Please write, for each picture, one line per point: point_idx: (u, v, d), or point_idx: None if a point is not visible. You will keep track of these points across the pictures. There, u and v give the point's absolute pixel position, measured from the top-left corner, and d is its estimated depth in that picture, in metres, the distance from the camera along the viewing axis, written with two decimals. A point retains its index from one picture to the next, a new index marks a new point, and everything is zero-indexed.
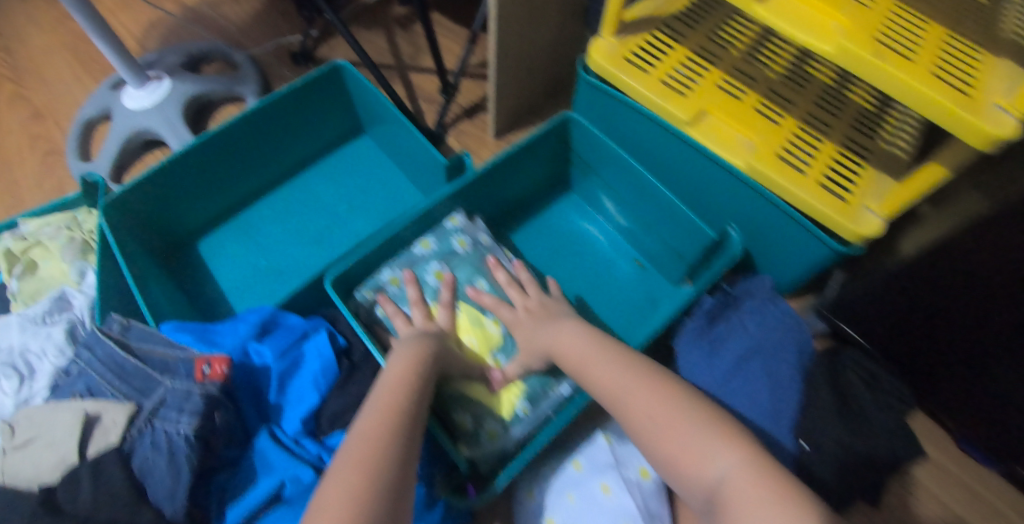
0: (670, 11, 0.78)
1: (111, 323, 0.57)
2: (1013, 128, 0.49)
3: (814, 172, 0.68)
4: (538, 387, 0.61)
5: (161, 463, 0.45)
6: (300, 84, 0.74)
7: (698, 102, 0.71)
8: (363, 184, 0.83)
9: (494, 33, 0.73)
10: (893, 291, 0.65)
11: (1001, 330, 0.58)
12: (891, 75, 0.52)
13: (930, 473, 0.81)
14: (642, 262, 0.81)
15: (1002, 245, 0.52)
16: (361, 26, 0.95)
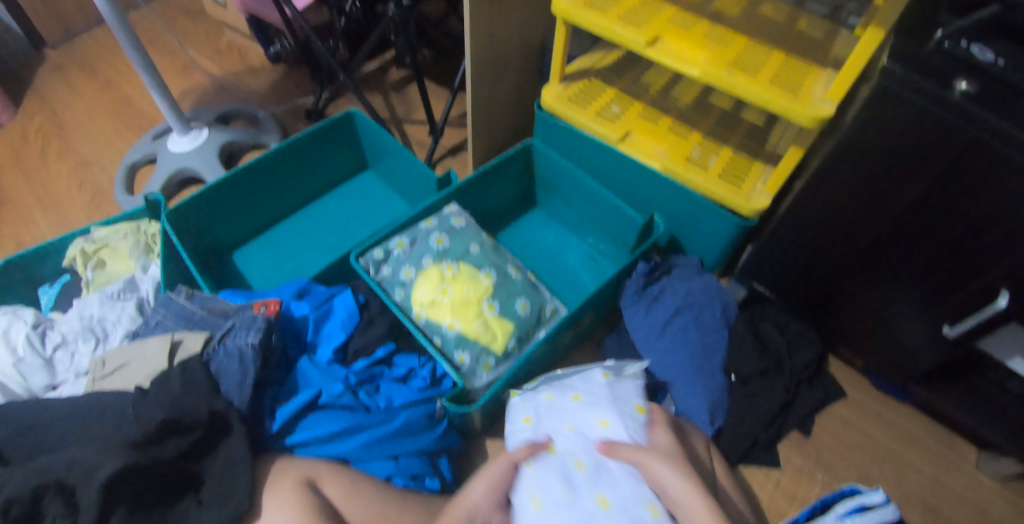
0: (602, 65, 1.04)
1: (178, 293, 0.72)
2: (827, 111, 0.72)
3: (716, 169, 0.90)
4: (524, 330, 0.75)
5: (233, 365, 0.60)
6: (319, 126, 0.95)
7: (626, 126, 0.95)
8: (369, 205, 1.02)
9: (471, 81, 0.97)
10: (783, 240, 0.84)
11: (860, 252, 0.77)
12: (742, 85, 0.76)
13: (859, 413, 0.93)
14: (595, 256, 0.99)
15: (845, 186, 0.72)
16: (363, 89, 1.19)
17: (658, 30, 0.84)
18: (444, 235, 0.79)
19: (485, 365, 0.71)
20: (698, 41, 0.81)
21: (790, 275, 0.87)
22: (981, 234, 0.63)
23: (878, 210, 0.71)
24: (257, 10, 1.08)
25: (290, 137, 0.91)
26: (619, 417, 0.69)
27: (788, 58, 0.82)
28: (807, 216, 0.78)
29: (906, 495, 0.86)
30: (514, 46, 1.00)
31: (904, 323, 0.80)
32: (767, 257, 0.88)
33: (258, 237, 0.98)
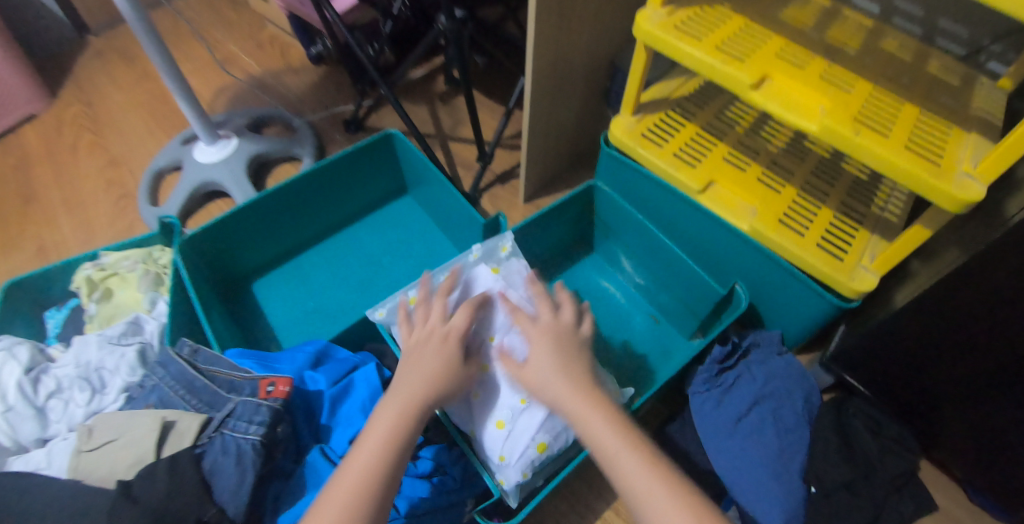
0: (680, 94, 0.90)
1: (182, 346, 0.65)
2: (978, 193, 0.58)
3: (813, 235, 0.77)
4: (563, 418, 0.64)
5: (229, 464, 0.51)
6: (356, 148, 0.85)
7: (707, 172, 0.81)
8: (405, 236, 0.92)
9: (528, 106, 0.84)
10: (884, 337, 0.70)
11: (993, 371, 0.62)
12: (871, 148, 0.62)
13: None
14: (658, 317, 0.91)
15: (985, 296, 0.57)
16: (407, 100, 1.08)
17: (764, 68, 0.70)
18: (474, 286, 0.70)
19: (523, 472, 0.59)
20: (817, 88, 0.67)
21: (894, 372, 0.72)
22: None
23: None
24: (298, 8, 0.98)
25: (323, 160, 0.81)
26: None
27: (924, 111, 0.67)
28: (936, 312, 0.62)
29: None
30: (580, 66, 0.87)
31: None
32: (866, 348, 0.73)
33: (283, 265, 0.89)
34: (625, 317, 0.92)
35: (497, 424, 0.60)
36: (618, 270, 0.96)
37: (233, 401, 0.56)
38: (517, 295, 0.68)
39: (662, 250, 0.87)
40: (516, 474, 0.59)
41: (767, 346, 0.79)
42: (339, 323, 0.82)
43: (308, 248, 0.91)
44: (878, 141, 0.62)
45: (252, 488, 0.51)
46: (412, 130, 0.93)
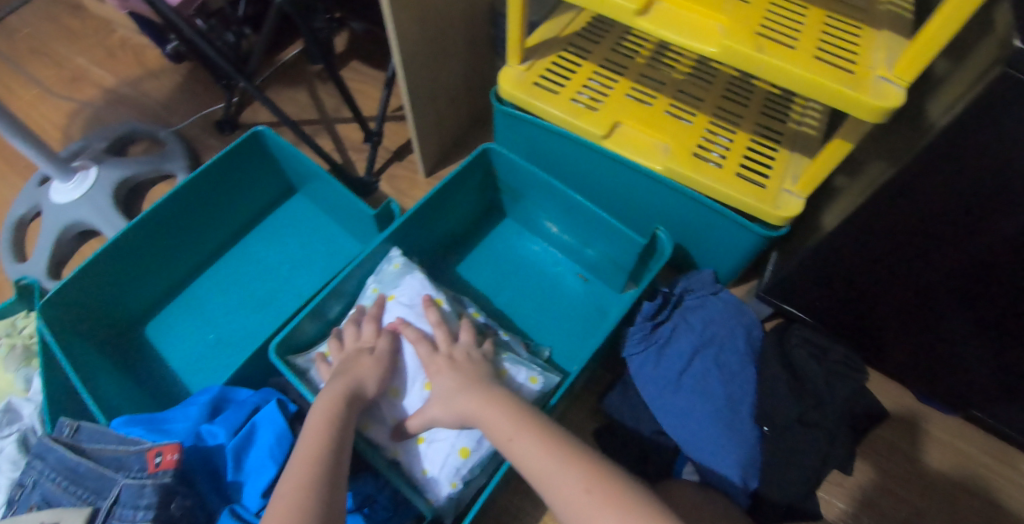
0: (572, 31, 0.83)
1: (59, 429, 0.58)
2: (898, 97, 0.56)
3: (731, 164, 0.73)
4: None
5: None
6: (222, 155, 0.75)
7: (611, 114, 0.75)
8: (304, 241, 0.84)
9: (404, 78, 0.74)
10: (819, 265, 0.70)
11: (931, 281, 0.64)
12: (780, 65, 0.58)
13: (898, 433, 0.84)
14: (586, 275, 0.81)
15: (923, 214, 0.57)
16: (282, 84, 0.98)
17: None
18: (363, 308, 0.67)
19: (451, 481, 0.57)
20: (712, 3, 0.61)
21: (833, 287, 0.72)
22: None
23: (978, 233, 0.55)
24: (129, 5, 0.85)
25: (188, 177, 0.72)
26: None
27: (830, 14, 0.65)
28: (867, 235, 0.63)
29: None
30: (458, 19, 0.78)
31: (980, 340, 0.66)
32: (801, 268, 0.72)
33: (176, 299, 0.81)
34: (550, 283, 0.81)
35: (417, 439, 0.59)
36: (534, 230, 0.84)
37: (118, 485, 0.52)
38: (413, 312, 0.65)
39: (574, 207, 0.76)
40: (444, 485, 0.57)
41: (701, 288, 0.76)
42: (246, 351, 0.76)
43: (199, 274, 0.83)
44: (784, 56, 0.58)
45: None
46: (285, 120, 0.83)
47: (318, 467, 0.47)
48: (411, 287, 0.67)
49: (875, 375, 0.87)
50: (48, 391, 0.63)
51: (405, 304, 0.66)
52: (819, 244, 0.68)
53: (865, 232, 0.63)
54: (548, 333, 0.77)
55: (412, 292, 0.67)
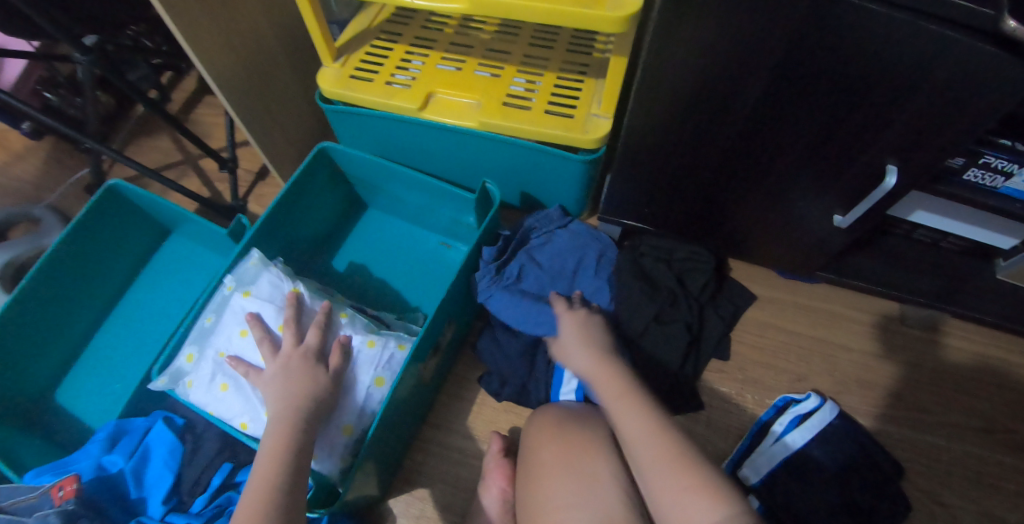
0: (382, 20, 0.90)
1: None
2: (631, 6, 0.63)
3: (540, 103, 0.80)
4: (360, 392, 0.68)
5: None
6: (83, 217, 0.78)
7: (424, 87, 0.82)
8: (189, 277, 0.89)
9: (226, 102, 0.80)
10: (632, 172, 0.75)
11: (722, 158, 0.68)
12: (525, 5, 0.65)
13: (769, 309, 0.91)
14: (448, 242, 0.91)
15: (688, 101, 0.62)
16: (140, 135, 1.01)
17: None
18: (215, 311, 0.70)
19: (344, 458, 0.66)
20: None
21: (658, 204, 0.79)
22: (851, 108, 0.57)
23: (731, 97, 0.60)
24: None
25: (55, 244, 0.75)
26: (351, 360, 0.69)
27: None
28: (656, 132, 0.68)
29: (842, 380, 0.87)
30: (267, 39, 0.85)
31: (787, 212, 0.74)
32: (630, 196, 0.80)
33: (77, 363, 0.84)
34: (422, 260, 0.90)
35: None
36: (395, 215, 0.93)
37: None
38: (274, 308, 0.69)
39: (424, 187, 0.85)
40: (338, 462, 0.65)
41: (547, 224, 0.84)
42: None
43: (95, 334, 0.86)
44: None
45: None
46: (140, 168, 0.88)
47: (272, 481, 0.54)
48: (273, 283, 0.71)
49: (739, 263, 0.95)
50: None
51: (265, 299, 0.70)
52: (624, 151, 0.72)
53: (651, 131, 0.68)
54: (420, 299, 0.87)
55: (274, 288, 0.71)
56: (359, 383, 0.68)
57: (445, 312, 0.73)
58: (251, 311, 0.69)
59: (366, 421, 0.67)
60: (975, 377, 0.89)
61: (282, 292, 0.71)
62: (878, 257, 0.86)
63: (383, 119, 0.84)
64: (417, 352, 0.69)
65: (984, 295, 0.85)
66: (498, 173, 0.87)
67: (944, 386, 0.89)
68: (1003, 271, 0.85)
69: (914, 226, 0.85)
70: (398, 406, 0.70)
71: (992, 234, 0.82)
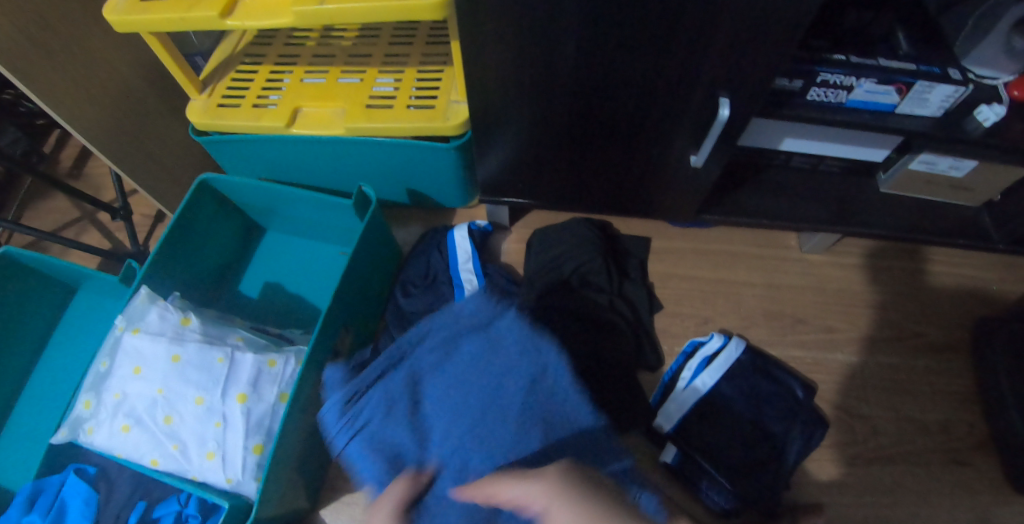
0: (244, 44, 0.90)
1: None
2: None
3: (403, 100, 0.81)
4: (261, 411, 0.69)
5: None
6: None
7: (289, 103, 0.82)
8: (102, 330, 0.90)
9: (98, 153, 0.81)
10: (494, 141, 0.78)
11: (567, 112, 0.71)
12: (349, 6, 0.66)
13: (669, 261, 0.94)
14: (348, 250, 0.92)
15: (516, 65, 0.65)
16: (34, 200, 1.01)
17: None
18: (107, 354, 0.71)
19: (256, 477, 0.66)
20: None
21: (535, 167, 0.82)
22: (665, 41, 0.59)
23: (550, 54, 0.63)
24: None
25: None
26: (249, 381, 0.69)
27: None
28: (498, 98, 0.71)
29: (747, 315, 0.90)
30: (130, 84, 0.85)
31: (647, 154, 0.77)
32: (507, 168, 0.83)
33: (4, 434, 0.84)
34: (325, 273, 0.91)
35: (208, 456, 0.66)
36: (294, 232, 0.94)
37: None
38: (163, 341, 0.70)
39: (310, 201, 0.86)
40: (251, 484, 0.66)
41: (445, 329, 0.57)
42: None
43: (16, 401, 0.86)
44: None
45: None
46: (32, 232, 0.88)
47: None
48: (164, 315, 0.72)
49: (637, 222, 0.97)
50: None
51: (154, 334, 0.70)
52: (479, 124, 0.75)
53: (495, 98, 0.71)
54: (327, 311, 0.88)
55: (163, 321, 0.72)
56: (262, 402, 0.69)
57: (338, 319, 0.75)
58: (140, 348, 0.69)
59: (271, 435, 0.68)
60: (876, 287, 0.92)
61: (172, 324, 0.72)
62: (762, 187, 0.87)
63: (259, 141, 0.85)
64: (311, 362, 0.71)
65: (872, 209, 0.85)
66: (383, 175, 0.88)
67: (850, 304, 0.91)
68: (886, 184, 0.86)
69: (789, 154, 0.86)
70: (307, 416, 0.72)
71: (862, 149, 0.82)
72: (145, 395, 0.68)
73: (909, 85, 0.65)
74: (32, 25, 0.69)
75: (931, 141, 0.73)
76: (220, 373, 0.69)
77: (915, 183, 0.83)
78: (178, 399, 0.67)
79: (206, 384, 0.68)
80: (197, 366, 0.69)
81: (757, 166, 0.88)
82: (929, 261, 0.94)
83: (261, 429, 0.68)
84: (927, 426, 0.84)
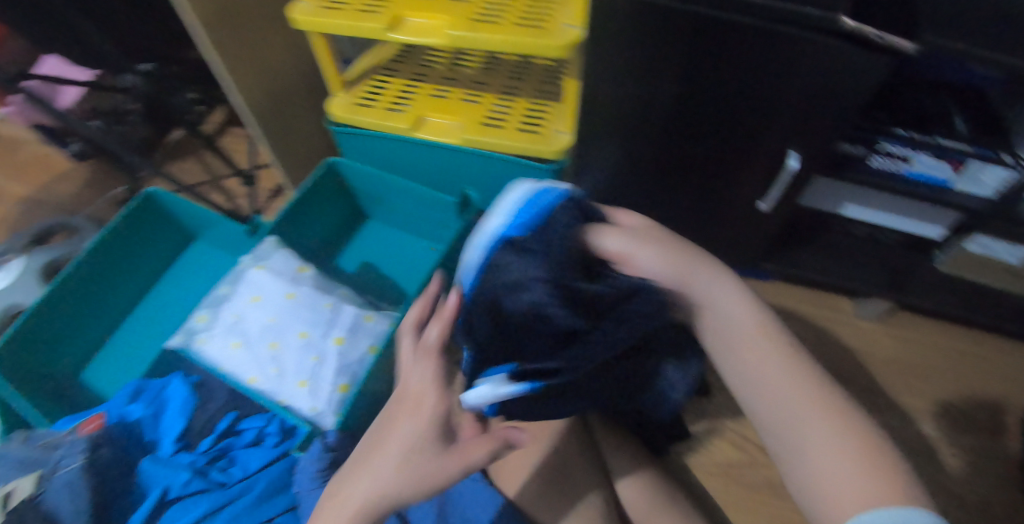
0: (384, 60, 1.04)
1: (15, 439, 0.74)
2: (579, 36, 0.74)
3: (512, 124, 0.91)
4: (353, 360, 0.77)
5: (67, 497, 0.64)
6: (123, 218, 0.90)
7: (415, 112, 0.94)
8: (210, 276, 1.00)
9: (253, 123, 0.95)
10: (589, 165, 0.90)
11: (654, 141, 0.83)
12: (490, 37, 0.77)
13: None
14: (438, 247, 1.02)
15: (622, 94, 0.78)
16: (173, 159, 1.16)
17: (396, 12, 0.84)
18: (231, 282, 0.80)
19: (337, 414, 0.73)
20: (440, 8, 0.82)
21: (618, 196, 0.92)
22: (749, 96, 0.71)
23: (652, 85, 0.75)
24: (32, 120, 1.03)
25: (96, 241, 0.86)
26: (350, 329, 0.79)
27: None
28: (601, 119, 0.83)
29: None
30: (289, 74, 1.01)
31: (720, 193, 0.87)
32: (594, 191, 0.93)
33: (107, 345, 0.95)
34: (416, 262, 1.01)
35: (300, 384, 0.74)
36: (395, 224, 1.05)
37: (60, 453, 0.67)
38: (283, 279, 0.79)
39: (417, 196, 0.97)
40: (332, 418, 0.73)
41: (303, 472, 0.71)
42: None
43: (124, 321, 0.97)
44: (492, 31, 0.78)
45: (96, 507, 0.65)
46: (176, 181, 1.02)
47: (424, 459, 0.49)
48: (287, 260, 0.83)
49: None
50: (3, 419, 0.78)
51: (277, 273, 0.80)
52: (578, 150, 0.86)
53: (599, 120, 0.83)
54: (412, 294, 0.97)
55: (285, 264, 0.82)
56: (356, 351, 0.77)
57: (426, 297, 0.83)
58: (263, 280, 0.79)
59: (356, 381, 0.76)
60: (924, 360, 0.96)
61: (291, 269, 0.82)
62: (822, 249, 0.95)
63: (382, 138, 0.97)
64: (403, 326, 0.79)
65: (925, 285, 0.91)
66: (482, 186, 0.99)
67: (894, 373, 0.95)
68: (941, 264, 0.91)
69: (849, 222, 0.95)
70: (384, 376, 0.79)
71: (921, 224, 0.89)
72: (260, 320, 0.77)
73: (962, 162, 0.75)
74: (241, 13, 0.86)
75: (986, 224, 0.80)
76: (328, 315, 0.78)
77: (972, 265, 0.88)
78: (287, 330, 0.76)
79: (313, 323, 0.77)
80: (310, 307, 0.78)
81: (819, 230, 0.97)
82: (976, 347, 0.98)
83: (351, 372, 0.76)
84: (965, 503, 0.85)
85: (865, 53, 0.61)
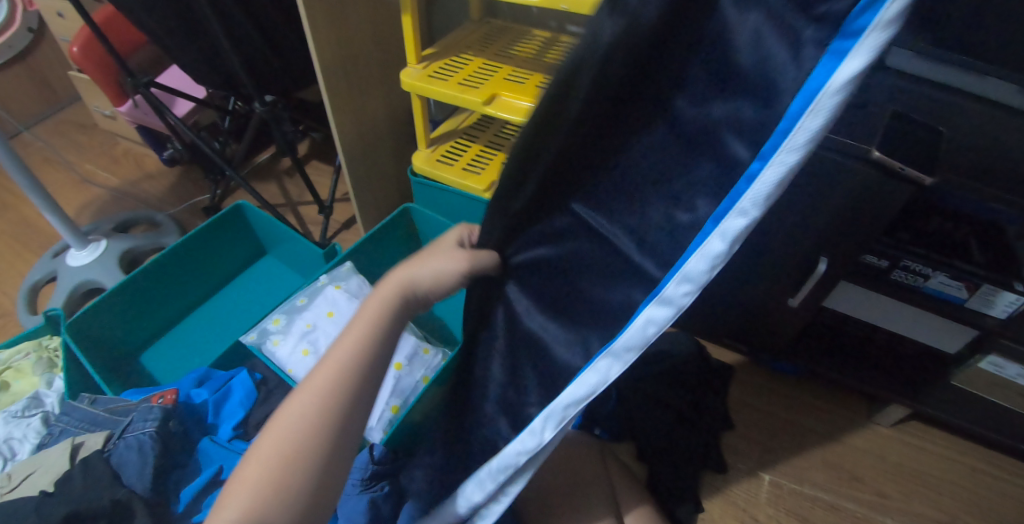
0: (464, 125, 1.03)
1: (82, 399, 0.80)
2: None
3: None
4: (408, 390, 0.83)
5: (134, 455, 0.69)
6: (210, 224, 0.96)
7: (490, 174, 0.92)
8: (271, 290, 1.04)
9: (347, 168, 1.00)
10: None
11: None
12: None
13: (762, 395, 0.96)
14: None
15: None
16: (258, 178, 1.19)
17: (494, 89, 0.90)
18: (306, 295, 0.85)
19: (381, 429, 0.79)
20: (530, 91, 0.89)
21: None
22: (784, 214, 0.72)
23: None
24: (143, 120, 1.13)
25: (180, 240, 0.91)
26: (409, 357, 0.85)
27: None
28: None
29: (809, 458, 0.90)
30: (384, 121, 1.05)
31: (754, 302, 0.86)
32: None
33: (170, 332, 0.98)
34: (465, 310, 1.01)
35: None
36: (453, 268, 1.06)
37: (129, 418, 0.73)
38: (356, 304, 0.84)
39: None
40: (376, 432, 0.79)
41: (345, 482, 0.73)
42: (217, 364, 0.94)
43: (192, 311, 1.01)
44: None
45: (154, 472, 0.69)
46: (260, 202, 1.05)
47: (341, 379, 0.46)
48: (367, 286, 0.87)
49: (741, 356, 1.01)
50: (70, 381, 0.84)
51: (351, 295, 0.85)
52: None
53: None
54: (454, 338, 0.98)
55: (364, 290, 0.86)
56: (410, 377, 0.83)
57: None
58: (339, 300, 0.84)
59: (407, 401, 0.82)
60: (945, 477, 0.88)
61: (365, 293, 0.86)
62: (844, 354, 0.90)
63: (450, 193, 0.95)
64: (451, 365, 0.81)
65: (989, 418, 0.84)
66: None
67: (943, 495, 0.86)
68: (959, 377, 0.85)
69: (902, 339, 0.88)
70: (427, 409, 0.81)
71: (937, 338, 0.84)
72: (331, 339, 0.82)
73: (975, 284, 0.69)
74: (361, 67, 0.94)
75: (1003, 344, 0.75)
76: None
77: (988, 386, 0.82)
78: None
79: None
80: None
81: (837, 336, 0.92)
82: None
83: (401, 400, 0.82)
84: None
85: (886, 180, 0.62)
